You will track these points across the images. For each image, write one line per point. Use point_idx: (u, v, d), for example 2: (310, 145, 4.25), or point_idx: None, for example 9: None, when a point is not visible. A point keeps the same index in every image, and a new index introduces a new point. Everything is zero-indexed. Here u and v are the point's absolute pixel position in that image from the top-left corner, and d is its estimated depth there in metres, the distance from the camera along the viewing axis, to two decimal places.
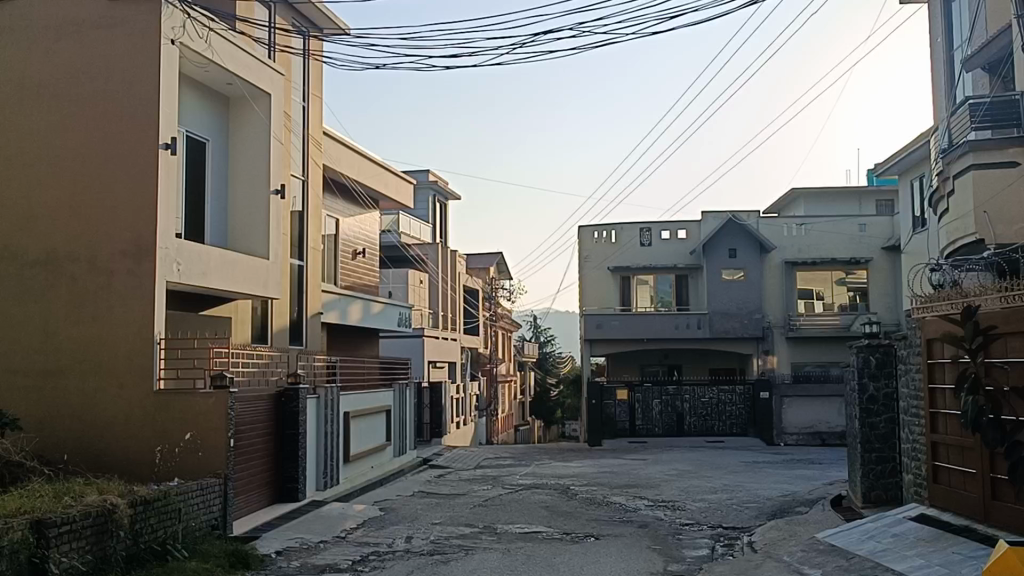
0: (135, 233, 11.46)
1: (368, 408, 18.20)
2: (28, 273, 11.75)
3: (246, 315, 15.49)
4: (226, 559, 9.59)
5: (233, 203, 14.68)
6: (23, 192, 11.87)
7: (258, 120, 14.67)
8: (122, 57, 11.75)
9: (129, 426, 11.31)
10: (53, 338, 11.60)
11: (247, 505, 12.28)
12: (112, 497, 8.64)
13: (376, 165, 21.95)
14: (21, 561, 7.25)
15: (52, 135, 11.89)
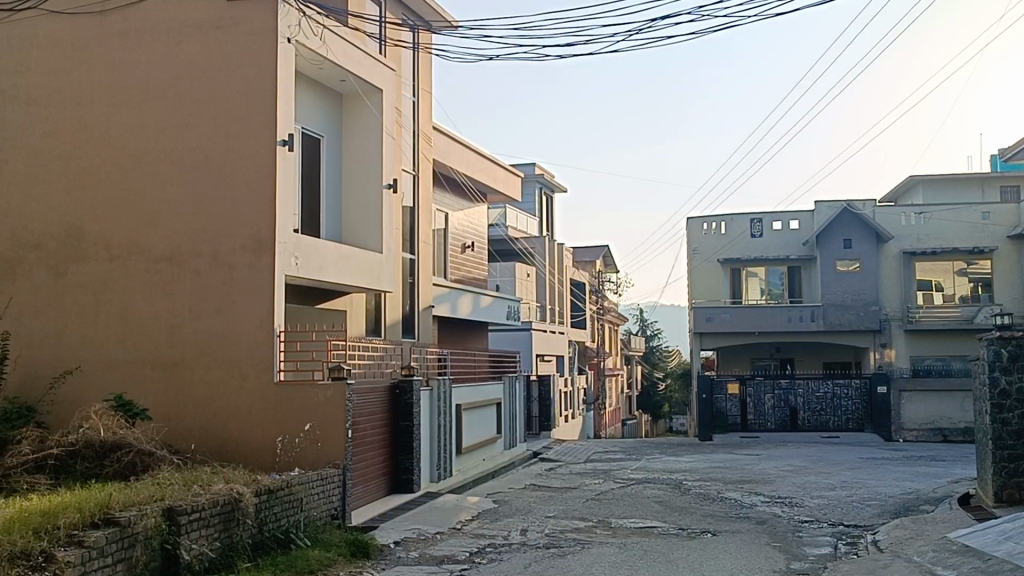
0: (255, 228, 11.72)
1: (479, 400, 18.29)
2: (153, 268, 12.10)
3: (360, 307, 15.69)
4: (346, 548, 9.68)
5: (346, 198, 14.86)
6: (147, 189, 12.22)
7: (370, 115, 14.83)
8: (242, 57, 12.00)
9: (252, 417, 11.55)
10: (179, 331, 11.94)
11: (364, 496, 12.44)
12: (237, 486, 8.82)
13: (484, 158, 21.96)
14: (154, 546, 7.46)
15: (175, 135, 12.19)
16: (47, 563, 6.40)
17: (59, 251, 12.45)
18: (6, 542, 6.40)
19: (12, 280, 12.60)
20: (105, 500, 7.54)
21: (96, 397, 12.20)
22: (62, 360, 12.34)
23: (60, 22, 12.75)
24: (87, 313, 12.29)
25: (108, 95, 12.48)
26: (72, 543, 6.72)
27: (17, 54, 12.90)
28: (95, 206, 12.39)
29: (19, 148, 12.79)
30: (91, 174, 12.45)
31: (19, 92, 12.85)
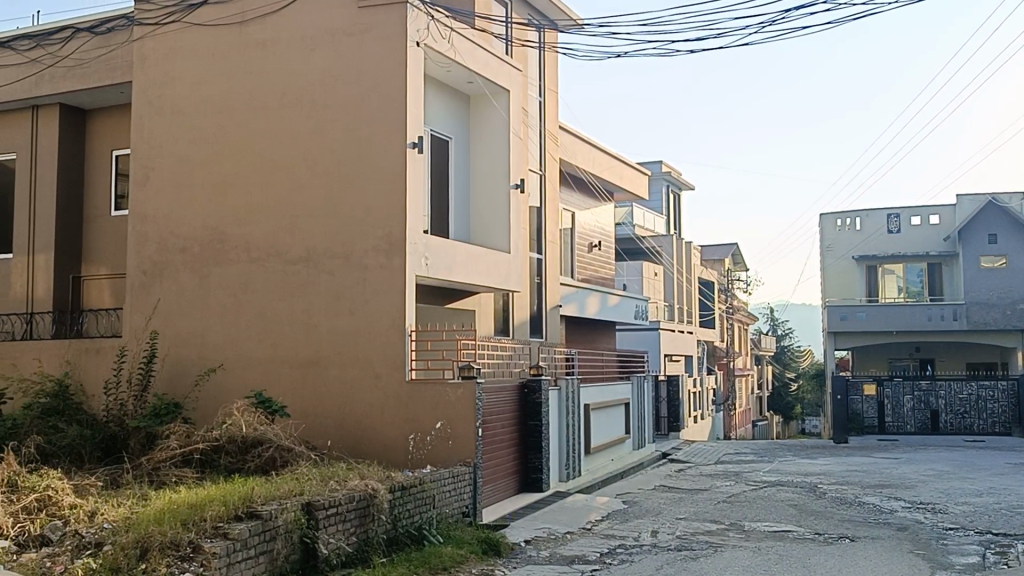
0: (387, 229, 11.95)
1: (608, 400, 18.19)
2: (290, 269, 12.46)
3: (489, 307, 15.82)
4: (478, 546, 9.74)
5: (475, 198, 14.99)
6: (284, 193, 12.59)
7: (497, 116, 14.92)
8: (373, 63, 12.24)
9: (385, 414, 11.75)
10: (315, 331, 12.26)
11: (495, 495, 12.53)
12: (372, 482, 8.99)
13: (611, 156, 21.84)
14: (294, 539, 7.68)
15: (310, 140, 12.53)
16: (195, 554, 6.66)
17: (203, 254, 12.95)
18: (156, 533, 6.70)
19: (159, 282, 13.18)
20: (248, 494, 7.80)
21: (238, 394, 12.65)
22: (206, 359, 12.84)
23: (201, 34, 13.26)
24: (228, 313, 12.74)
25: (247, 103, 12.92)
26: (218, 535, 6.98)
27: (162, 66, 13.49)
28: (235, 210, 12.84)
29: (165, 156, 13.36)
30: (231, 179, 12.91)
31: (164, 103, 13.43)
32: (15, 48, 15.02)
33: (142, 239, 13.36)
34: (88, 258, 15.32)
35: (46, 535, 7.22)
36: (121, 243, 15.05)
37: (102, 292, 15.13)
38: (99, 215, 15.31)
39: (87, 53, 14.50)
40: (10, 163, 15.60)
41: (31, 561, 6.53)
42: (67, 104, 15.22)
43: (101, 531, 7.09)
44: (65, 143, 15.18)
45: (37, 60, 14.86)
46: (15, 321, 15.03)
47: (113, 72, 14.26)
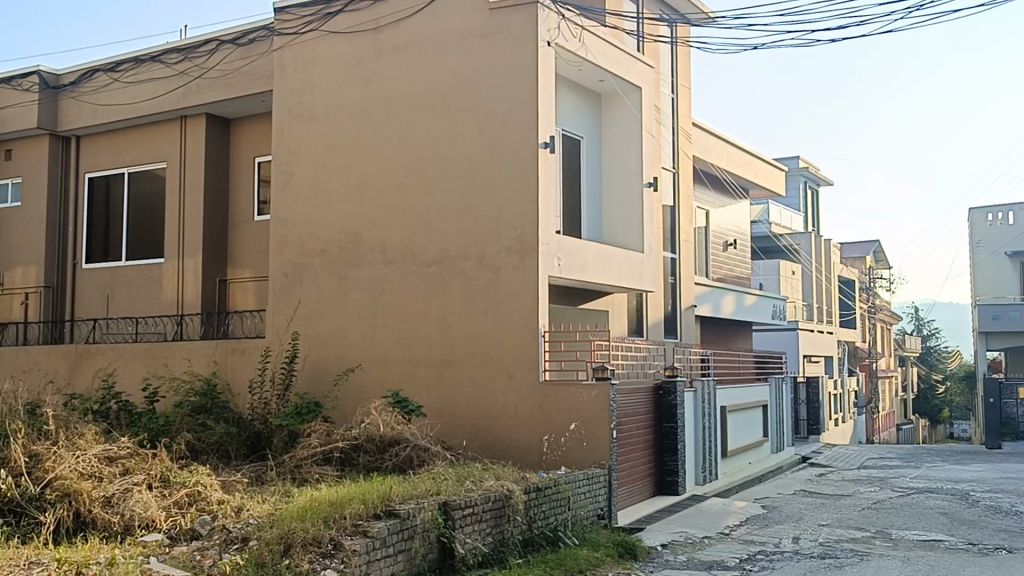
0: (520, 229, 11.96)
1: (745, 402, 17.77)
2: (425, 271, 12.60)
3: (622, 307, 15.67)
4: (614, 549, 9.62)
5: (607, 197, 14.86)
6: (418, 196, 12.75)
7: (629, 114, 14.75)
8: (504, 64, 12.27)
9: (520, 415, 11.75)
10: (449, 331, 12.37)
11: (630, 497, 12.38)
12: (508, 483, 8.98)
13: (746, 153, 21.35)
14: (432, 539, 7.72)
15: (443, 142, 12.64)
16: (336, 551, 6.79)
17: (341, 256, 13.23)
18: (299, 530, 6.83)
19: (300, 284, 13.53)
20: (387, 493, 7.90)
21: (376, 393, 12.87)
22: (345, 359, 13.11)
23: (337, 42, 13.56)
24: (365, 314, 12.98)
25: (382, 107, 13.14)
26: (357, 532, 7.08)
27: (300, 74, 13.85)
28: (371, 213, 13.07)
29: (303, 161, 13.72)
30: (367, 183, 13.15)
31: (303, 110, 13.79)
32: (164, 62, 15.71)
33: (283, 242, 13.75)
34: (233, 261, 15.88)
35: (197, 528, 7.48)
36: (264, 246, 15.55)
37: (246, 294, 15.66)
38: (243, 220, 15.85)
39: (231, 64, 15.03)
40: (161, 172, 16.32)
41: (182, 553, 6.76)
42: (213, 113, 15.81)
43: (247, 527, 7.30)
44: (211, 151, 15.78)
45: (185, 72, 15.50)
46: (167, 323, 15.69)
47: (255, 82, 14.73)
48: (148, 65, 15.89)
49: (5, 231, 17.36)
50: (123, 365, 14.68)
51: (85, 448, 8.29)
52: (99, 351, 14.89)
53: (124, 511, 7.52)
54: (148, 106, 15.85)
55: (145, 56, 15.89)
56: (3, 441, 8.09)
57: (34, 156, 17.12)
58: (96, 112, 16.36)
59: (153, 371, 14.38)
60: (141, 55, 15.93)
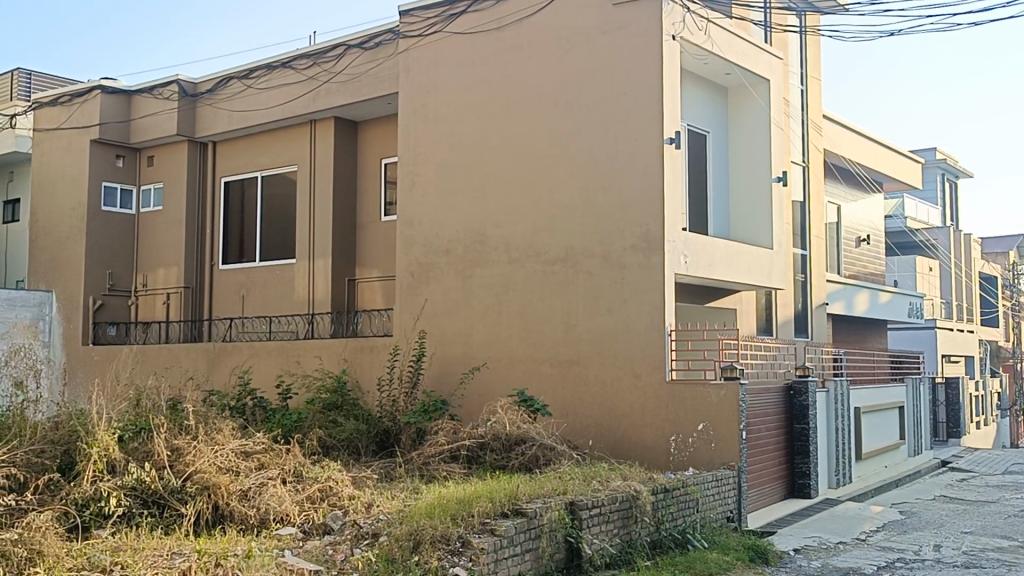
0: (645, 227, 11.82)
1: (880, 403, 17.15)
2: (549, 269, 12.57)
3: (751, 305, 15.31)
4: (745, 553, 9.39)
5: (735, 192, 14.54)
6: (542, 194, 12.73)
7: (757, 107, 14.40)
8: (628, 60, 12.13)
9: (646, 414, 11.60)
10: (574, 330, 12.30)
11: (760, 499, 12.09)
12: (635, 484, 8.87)
13: (879, 145, 20.61)
14: (559, 538, 7.67)
15: (567, 140, 12.58)
16: (464, 549, 6.83)
17: (466, 255, 13.32)
18: (428, 526, 6.87)
19: (426, 284, 13.68)
20: (513, 492, 7.90)
21: (501, 392, 12.91)
22: (471, 358, 13.19)
23: (461, 42, 13.66)
24: (491, 313, 13.03)
25: (506, 107, 13.16)
26: (485, 531, 7.09)
27: (425, 76, 14.01)
28: (496, 212, 13.12)
29: (429, 162, 13.87)
30: (491, 182, 13.20)
31: (428, 111, 13.94)
32: (295, 68, 16.13)
33: (409, 242, 13.93)
34: (362, 262, 16.18)
35: (328, 524, 7.63)
36: (391, 247, 15.79)
37: (374, 294, 15.93)
38: (371, 221, 16.13)
39: (358, 68, 15.31)
40: (292, 175, 16.76)
41: (315, 547, 6.90)
42: (341, 116, 16.14)
43: (377, 523, 7.40)
44: (339, 153, 16.12)
45: (314, 77, 15.88)
46: (299, 322, 16.10)
47: (381, 85, 14.98)
48: (280, 71, 16.32)
49: (148, 234, 18.14)
50: (258, 363, 15.13)
51: (223, 443, 8.50)
52: (235, 349, 15.39)
53: (259, 505, 7.73)
54: (279, 111, 16.30)
55: (276, 63, 16.34)
56: (146, 435, 8.37)
57: (174, 162, 17.83)
58: (231, 118, 16.94)
59: (286, 368, 14.78)
60: (272, 62, 16.37)
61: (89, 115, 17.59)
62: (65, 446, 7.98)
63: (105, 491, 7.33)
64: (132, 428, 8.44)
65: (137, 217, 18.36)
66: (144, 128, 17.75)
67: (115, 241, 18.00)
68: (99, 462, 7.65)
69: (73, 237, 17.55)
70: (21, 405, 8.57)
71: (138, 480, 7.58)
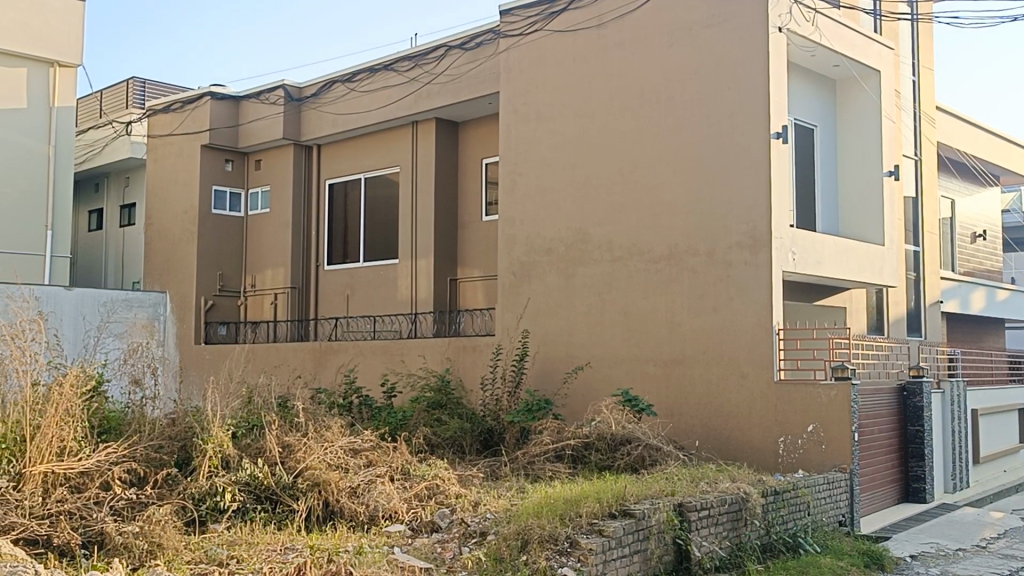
0: (752, 224, 11.58)
1: (999, 405, 16.47)
2: (653, 268, 12.42)
3: (861, 304, 14.87)
4: (860, 558, 9.10)
5: (844, 187, 14.14)
6: (645, 192, 12.58)
7: (867, 100, 13.98)
8: (732, 54, 11.90)
9: (753, 415, 11.35)
10: (678, 329, 12.12)
11: (874, 503, 11.73)
12: (745, 485, 8.68)
13: (997, 137, 19.80)
14: (667, 540, 7.56)
15: (670, 137, 12.41)
16: (572, 549, 6.75)
17: (569, 254, 13.25)
18: (536, 526, 6.84)
19: (529, 283, 13.66)
20: (621, 492, 7.80)
21: (604, 392, 12.80)
22: (574, 357, 13.12)
23: (562, 40, 13.59)
24: (593, 312, 12.93)
25: (608, 104, 13.06)
26: (593, 531, 7.01)
27: (526, 75, 13.99)
28: (598, 211, 13.02)
29: (531, 161, 13.85)
30: (593, 180, 13.11)
31: (529, 110, 13.92)
32: (397, 70, 16.29)
33: (511, 241, 13.94)
34: (463, 261, 16.26)
35: (436, 521, 7.65)
36: (492, 246, 15.82)
37: (475, 293, 15.97)
38: (472, 221, 16.19)
39: (459, 69, 15.38)
40: (395, 176, 16.94)
41: (423, 545, 6.94)
42: (443, 117, 16.25)
43: (484, 521, 7.39)
44: (441, 154, 16.23)
45: (416, 79, 16.01)
46: (402, 321, 16.26)
47: (483, 85, 15.02)
48: (382, 74, 16.52)
49: (257, 237, 18.57)
50: (363, 361, 15.34)
51: (332, 440, 8.62)
52: (341, 348, 15.63)
53: (368, 502, 7.81)
54: (382, 113, 16.49)
55: (378, 66, 16.53)
56: (259, 432, 8.57)
57: (280, 165, 18.23)
58: (335, 121, 17.22)
59: (391, 368, 14.94)
60: (375, 65, 16.57)
61: (199, 121, 18.10)
62: (182, 442, 8.21)
63: (221, 486, 7.51)
64: (245, 425, 8.64)
65: (246, 220, 18.82)
66: (252, 133, 18.18)
67: (225, 243, 18.48)
68: (215, 457, 7.83)
69: (186, 239, 18.10)
70: (140, 402, 8.84)
71: (252, 476, 7.74)
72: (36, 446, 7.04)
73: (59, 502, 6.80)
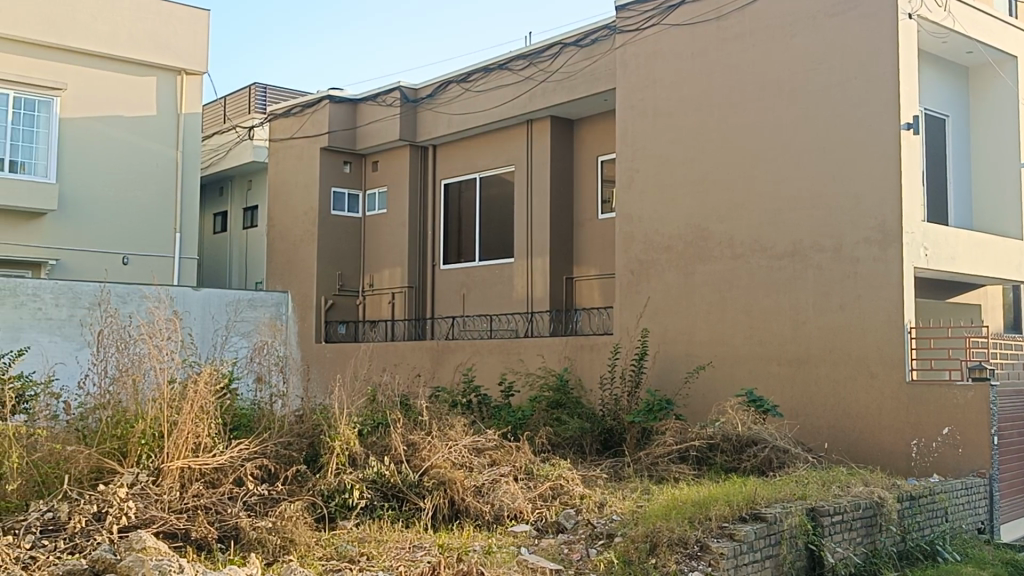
0: (881, 218, 11.16)
1: None
2: (776, 265, 12.10)
3: (997, 301, 14.21)
4: (1003, 568, 8.64)
5: (979, 179, 13.51)
6: (768, 187, 12.27)
7: (1003, 87, 13.34)
8: (859, 43, 11.49)
9: (884, 417, 10.94)
10: (803, 328, 11.78)
11: (1014, 511, 11.17)
12: (879, 490, 8.36)
13: None
14: (799, 546, 7.33)
15: (793, 130, 12.06)
16: (703, 553, 6.61)
17: (688, 252, 13.02)
18: (665, 528, 6.72)
19: (647, 281, 13.47)
20: (751, 495, 7.59)
21: (726, 392, 12.53)
22: (694, 356, 12.88)
23: (679, 34, 13.36)
24: (714, 310, 12.67)
25: (727, 98, 12.78)
26: (723, 535, 6.84)
27: (643, 71, 13.81)
28: (718, 207, 12.75)
29: (649, 157, 13.66)
30: (713, 176, 12.85)
31: (647, 106, 13.73)
32: (512, 69, 16.29)
33: (629, 239, 13.78)
34: (579, 259, 16.16)
35: (562, 522, 7.57)
36: (609, 244, 15.67)
37: (592, 292, 15.85)
38: (588, 219, 16.07)
39: (574, 66, 15.28)
40: (510, 175, 16.94)
41: (550, 545, 6.89)
42: (558, 115, 16.17)
43: (611, 523, 7.29)
44: (556, 152, 16.16)
45: (530, 77, 15.98)
46: (519, 320, 16.27)
47: (598, 81, 14.89)
48: (496, 73, 16.54)
49: (375, 237, 18.84)
50: (480, 360, 15.40)
51: (456, 439, 8.64)
52: (459, 347, 15.71)
53: (493, 501, 7.78)
54: (497, 112, 16.52)
55: (493, 65, 16.56)
56: (384, 430, 8.67)
57: (397, 166, 18.44)
58: (451, 122, 17.33)
59: (509, 366, 14.96)
60: (490, 64, 16.61)
61: (319, 123, 18.45)
62: (310, 439, 8.36)
63: (349, 483, 7.62)
64: (371, 422, 8.75)
65: (364, 220, 19.12)
66: (369, 135, 18.44)
67: (345, 243, 18.82)
68: (342, 454, 7.94)
69: (306, 240, 18.51)
70: (270, 399, 9.04)
71: (379, 473, 7.84)
72: (173, 442, 7.26)
73: (196, 497, 7.04)
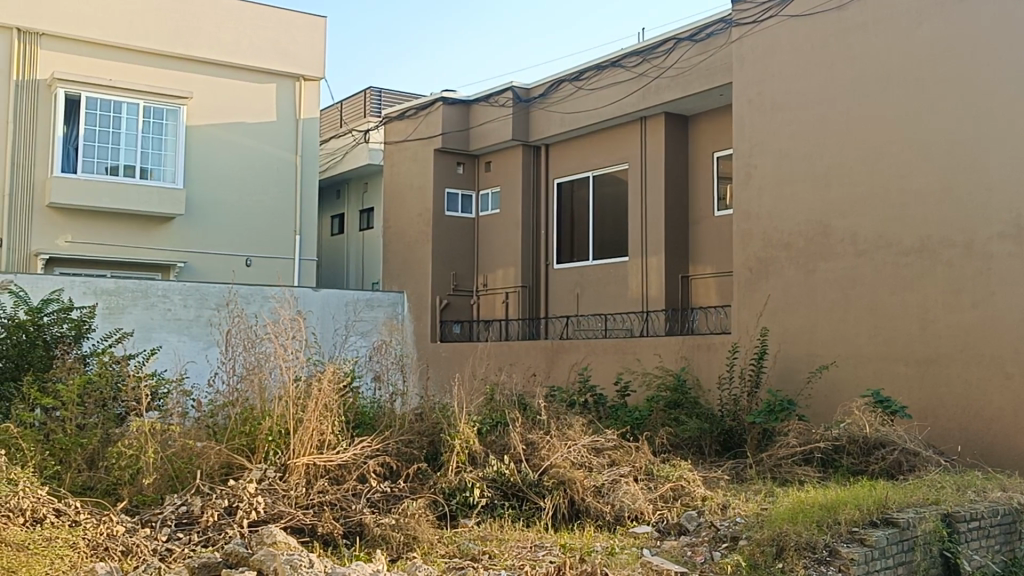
0: (1015, 211, 10.66)
1: None
2: (903, 261, 11.68)
3: None
4: None
5: None
6: (893, 181, 11.85)
7: None
8: (990, 28, 11.01)
9: (1021, 419, 10.45)
10: (933, 326, 11.34)
11: None
12: (1018, 495, 7.98)
13: None
14: (933, 552, 7.06)
15: (920, 121, 11.62)
16: (832, 558, 6.47)
17: (809, 248, 12.69)
18: (792, 532, 6.56)
19: (766, 279, 13.17)
20: (881, 499, 7.33)
21: (850, 392, 12.16)
22: (817, 356, 12.53)
23: (798, 26, 13.04)
24: (837, 309, 12.31)
25: (850, 89, 12.40)
26: (853, 540, 6.64)
27: (761, 64, 13.52)
28: (840, 202, 12.38)
29: (767, 153, 13.37)
30: (835, 170, 12.48)
31: (765, 100, 13.43)
32: (625, 66, 16.14)
33: (747, 236, 13.50)
34: (695, 257, 15.92)
35: (684, 523, 7.43)
36: (725, 242, 15.39)
37: (708, 290, 15.60)
38: (704, 216, 15.83)
39: (688, 61, 15.07)
40: (623, 173, 16.80)
41: (673, 547, 6.80)
42: (673, 111, 15.96)
43: (735, 526, 7.15)
44: (670, 149, 15.96)
45: (644, 74, 15.82)
46: (634, 319, 16.12)
47: (714, 77, 14.65)
48: (609, 70, 16.43)
49: (489, 237, 18.95)
50: (596, 359, 15.33)
51: (575, 438, 8.59)
52: (573, 346, 15.67)
53: (614, 501, 7.72)
54: (610, 110, 16.42)
55: (606, 63, 16.45)
56: (503, 429, 8.70)
57: (511, 166, 18.51)
58: (563, 121, 17.30)
59: (624, 365, 14.84)
60: (602, 62, 16.50)
61: (433, 125, 18.65)
62: (430, 437, 8.45)
63: (470, 482, 7.67)
64: (489, 422, 8.79)
65: (478, 221, 19.24)
66: (483, 136, 18.55)
67: (459, 244, 18.98)
68: (462, 453, 8.02)
69: (421, 241, 18.74)
70: (390, 398, 9.18)
71: (498, 473, 7.88)
72: (299, 439, 7.46)
73: (321, 493, 7.20)
